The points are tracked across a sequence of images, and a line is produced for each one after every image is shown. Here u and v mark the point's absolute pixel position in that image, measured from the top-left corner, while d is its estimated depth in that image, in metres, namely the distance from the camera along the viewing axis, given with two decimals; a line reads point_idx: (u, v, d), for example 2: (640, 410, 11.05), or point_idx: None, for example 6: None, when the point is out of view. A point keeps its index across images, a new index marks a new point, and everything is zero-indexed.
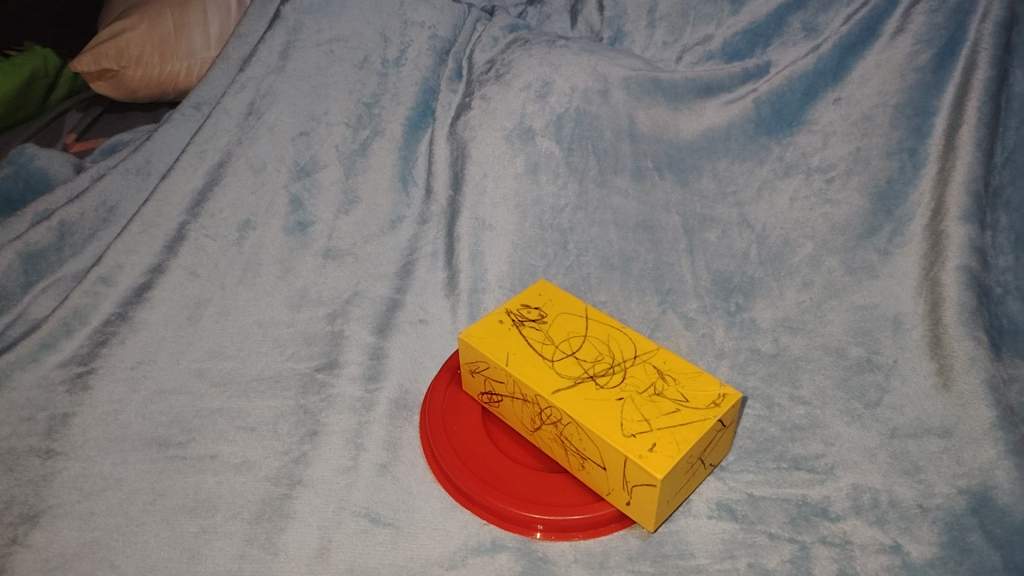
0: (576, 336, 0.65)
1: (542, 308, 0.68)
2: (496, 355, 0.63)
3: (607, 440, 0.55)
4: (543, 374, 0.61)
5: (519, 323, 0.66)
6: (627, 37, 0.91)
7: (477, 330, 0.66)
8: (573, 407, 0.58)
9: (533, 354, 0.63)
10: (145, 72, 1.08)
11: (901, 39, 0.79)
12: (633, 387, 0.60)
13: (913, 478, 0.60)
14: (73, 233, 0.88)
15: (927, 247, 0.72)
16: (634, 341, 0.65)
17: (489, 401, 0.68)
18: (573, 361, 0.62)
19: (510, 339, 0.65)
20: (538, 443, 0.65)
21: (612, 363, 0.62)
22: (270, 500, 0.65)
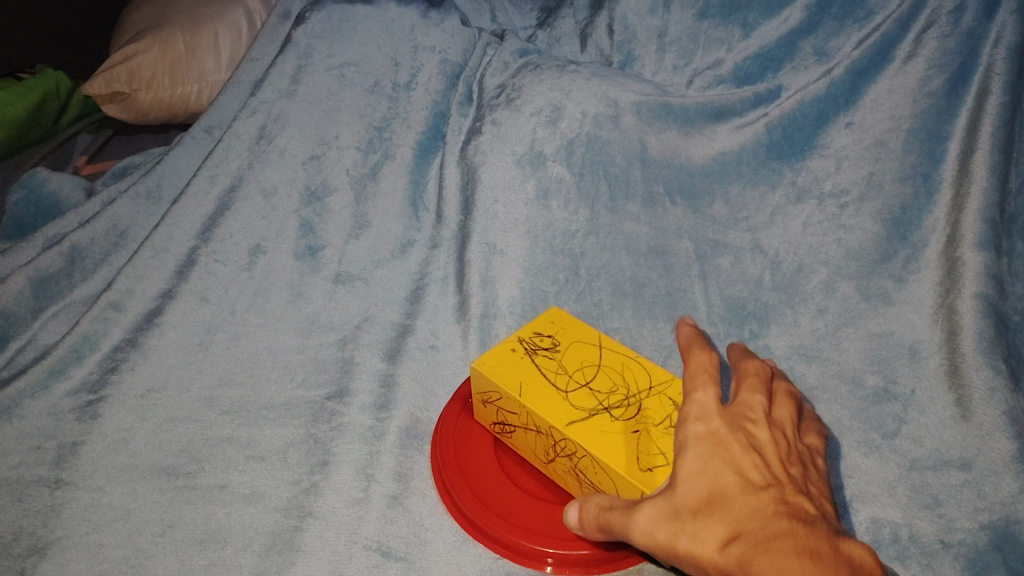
0: (590, 366, 0.65)
1: (555, 336, 0.68)
2: (509, 385, 0.62)
3: (623, 475, 0.55)
4: (557, 406, 0.60)
5: (532, 352, 0.66)
6: (637, 61, 0.91)
7: (489, 359, 0.65)
8: (589, 440, 0.57)
9: (547, 384, 0.62)
10: (157, 95, 1.08)
11: (913, 64, 0.79)
12: (649, 421, 0.59)
13: (933, 512, 0.59)
14: (83, 258, 0.88)
15: (943, 274, 0.72)
16: (649, 373, 0.64)
17: (501, 432, 0.67)
18: (587, 393, 0.62)
19: (523, 368, 0.64)
20: (551, 475, 0.65)
21: (627, 395, 0.62)
22: (279, 532, 0.64)
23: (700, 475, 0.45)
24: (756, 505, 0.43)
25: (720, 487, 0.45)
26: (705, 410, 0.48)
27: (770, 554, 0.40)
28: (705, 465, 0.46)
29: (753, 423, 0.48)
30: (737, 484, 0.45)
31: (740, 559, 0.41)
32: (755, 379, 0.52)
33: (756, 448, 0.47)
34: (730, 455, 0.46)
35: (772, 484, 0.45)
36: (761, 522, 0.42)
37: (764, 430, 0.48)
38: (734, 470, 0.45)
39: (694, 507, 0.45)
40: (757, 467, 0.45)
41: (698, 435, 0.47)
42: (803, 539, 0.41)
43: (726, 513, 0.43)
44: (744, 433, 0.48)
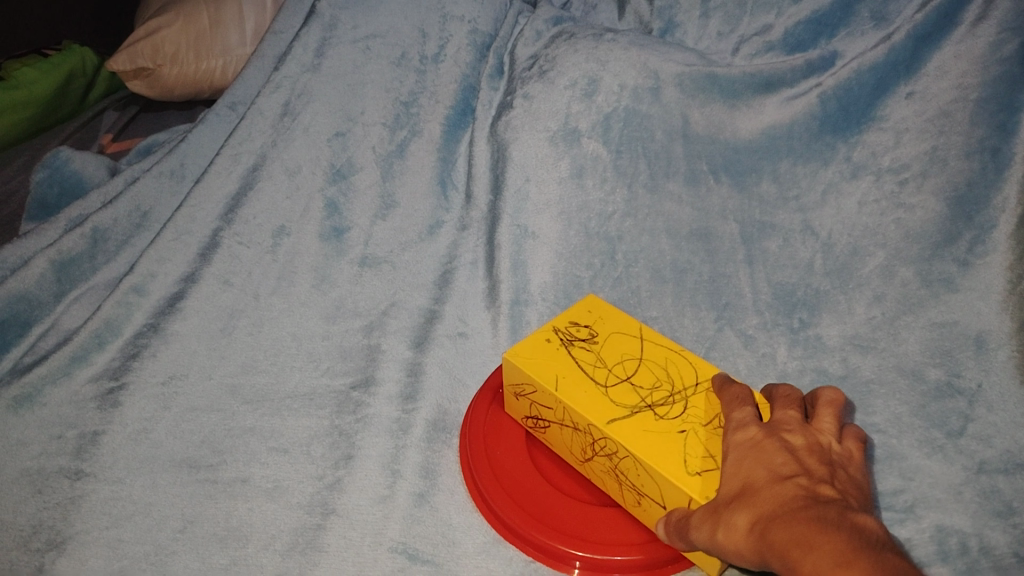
0: (631, 359, 0.61)
1: (593, 327, 0.64)
2: (544, 379, 0.58)
3: (670, 479, 0.51)
4: (597, 402, 0.56)
5: (569, 343, 0.62)
6: (679, 28, 0.86)
7: (521, 350, 0.61)
8: (632, 440, 0.53)
9: (584, 378, 0.59)
10: (181, 71, 1.04)
11: (984, 27, 0.72)
12: (698, 419, 0.55)
13: (1006, 521, 0.54)
14: (105, 239, 0.85)
15: (1014, 259, 0.67)
16: (695, 367, 0.60)
17: (534, 426, 0.64)
18: (628, 388, 0.58)
19: (558, 360, 0.60)
20: (589, 473, 0.61)
21: (672, 391, 0.58)
22: (302, 530, 0.61)
23: (736, 476, 0.45)
24: (780, 485, 0.42)
25: (751, 480, 0.44)
26: (741, 423, 0.49)
27: (784, 522, 0.39)
28: (740, 466, 0.46)
29: (790, 427, 0.47)
30: (765, 475, 0.44)
31: (760, 537, 0.40)
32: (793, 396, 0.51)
33: (792, 444, 0.45)
34: (764, 452, 0.45)
35: (800, 469, 0.43)
36: (779, 499, 0.41)
37: (802, 433, 0.47)
38: (765, 463, 0.44)
39: (730, 500, 0.44)
40: (787, 458, 0.44)
41: (736, 445, 0.48)
42: (816, 507, 0.39)
43: (752, 499, 0.42)
44: (783, 435, 0.47)
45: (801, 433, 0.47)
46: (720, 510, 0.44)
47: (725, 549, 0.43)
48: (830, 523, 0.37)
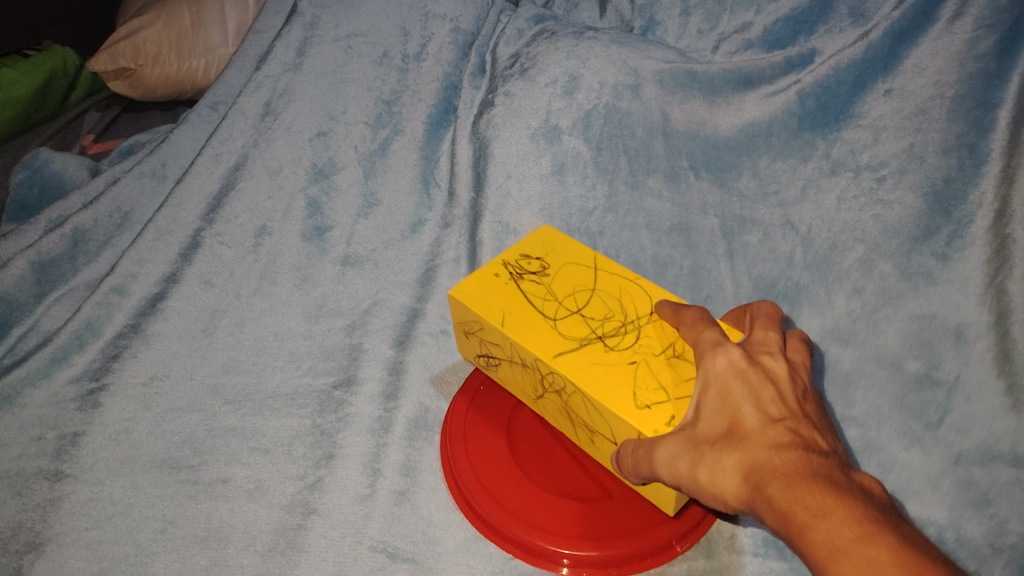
0: (581, 292, 0.62)
1: (544, 261, 0.65)
2: (491, 316, 0.59)
3: (616, 410, 0.51)
4: (545, 336, 0.57)
5: (518, 276, 0.63)
6: (660, 26, 0.86)
7: (467, 287, 0.62)
8: (580, 376, 0.54)
9: (532, 312, 0.59)
10: (163, 71, 1.03)
11: (960, 24, 0.73)
12: (650, 352, 0.56)
13: (982, 512, 0.56)
14: (86, 240, 0.84)
15: (991, 252, 0.66)
16: (648, 297, 0.61)
17: (487, 365, 0.65)
18: (578, 322, 0.59)
19: (507, 296, 0.61)
20: (542, 411, 0.62)
21: (624, 324, 0.59)
22: (283, 530, 0.62)
23: (719, 409, 0.47)
24: (775, 434, 0.44)
25: (739, 419, 0.45)
26: (717, 342, 0.50)
27: (786, 478, 0.41)
28: (724, 396, 0.47)
29: (768, 355, 0.49)
30: (752, 414, 0.45)
31: (754, 488, 0.42)
32: (769, 322, 0.52)
33: (776, 379, 0.47)
34: (750, 385, 0.46)
35: (789, 414, 0.45)
36: (775, 449, 0.43)
37: (782, 363, 0.48)
38: (752, 400, 0.46)
39: (712, 438, 0.46)
40: (774, 398, 0.46)
41: (713, 368, 0.48)
42: (816, 464, 0.41)
43: (743, 442, 0.44)
44: (762, 364, 0.48)
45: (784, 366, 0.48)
46: (702, 443, 0.46)
47: (704, 486, 0.45)
48: (837, 486, 0.40)
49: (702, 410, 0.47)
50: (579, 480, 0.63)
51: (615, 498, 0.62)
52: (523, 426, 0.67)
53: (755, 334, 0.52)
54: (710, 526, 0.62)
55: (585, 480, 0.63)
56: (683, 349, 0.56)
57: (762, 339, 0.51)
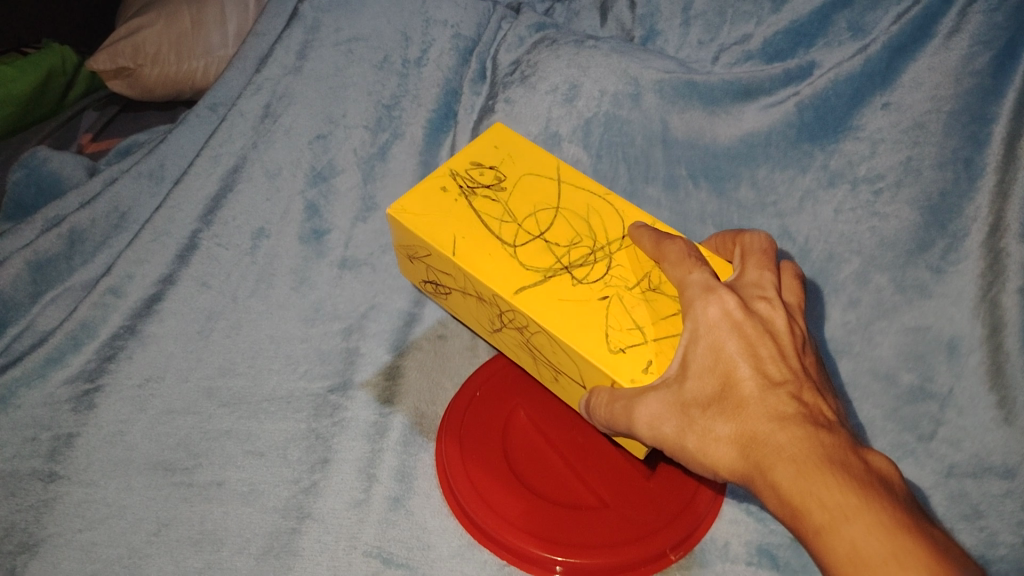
0: (538, 212, 0.63)
1: (498, 172, 0.65)
2: (446, 243, 0.60)
3: (589, 356, 0.54)
4: (506, 268, 0.58)
5: (471, 192, 0.63)
6: (660, 36, 0.85)
7: (414, 207, 0.62)
8: (548, 316, 0.56)
9: (489, 238, 0.60)
10: (162, 72, 0.96)
11: (957, 40, 0.71)
12: (617, 285, 0.58)
13: (973, 524, 0.63)
14: (83, 240, 0.82)
15: (984, 266, 0.68)
16: (607, 220, 0.63)
17: (435, 290, 0.67)
18: (539, 248, 0.60)
19: (462, 218, 0.61)
20: (498, 342, 0.65)
21: (588, 253, 0.61)
22: (278, 534, 0.63)
23: (714, 365, 0.49)
24: (779, 404, 0.47)
25: (738, 382, 0.48)
26: (708, 286, 0.52)
27: (794, 460, 0.44)
28: (720, 351, 0.49)
29: (762, 305, 0.52)
30: (752, 378, 0.48)
31: (760, 468, 0.45)
32: (764, 263, 0.55)
33: (772, 335, 0.50)
34: (750, 347, 0.49)
35: (791, 380, 0.49)
36: (780, 426, 0.46)
37: (779, 311, 0.52)
38: (751, 363, 0.49)
39: (703, 400, 0.49)
40: (773, 358, 0.49)
41: (710, 317, 0.51)
42: (822, 442, 0.45)
43: (744, 409, 0.47)
44: (759, 316, 0.51)
45: (783, 322, 0.51)
46: (699, 404, 0.49)
47: (699, 446, 0.49)
48: (848, 471, 0.43)
49: (693, 361, 0.50)
50: (574, 487, 0.64)
51: (610, 506, 0.63)
52: (519, 431, 0.68)
53: (750, 280, 0.54)
54: (703, 534, 0.64)
55: (580, 487, 0.64)
56: (646, 281, 0.59)
57: (755, 286, 0.54)
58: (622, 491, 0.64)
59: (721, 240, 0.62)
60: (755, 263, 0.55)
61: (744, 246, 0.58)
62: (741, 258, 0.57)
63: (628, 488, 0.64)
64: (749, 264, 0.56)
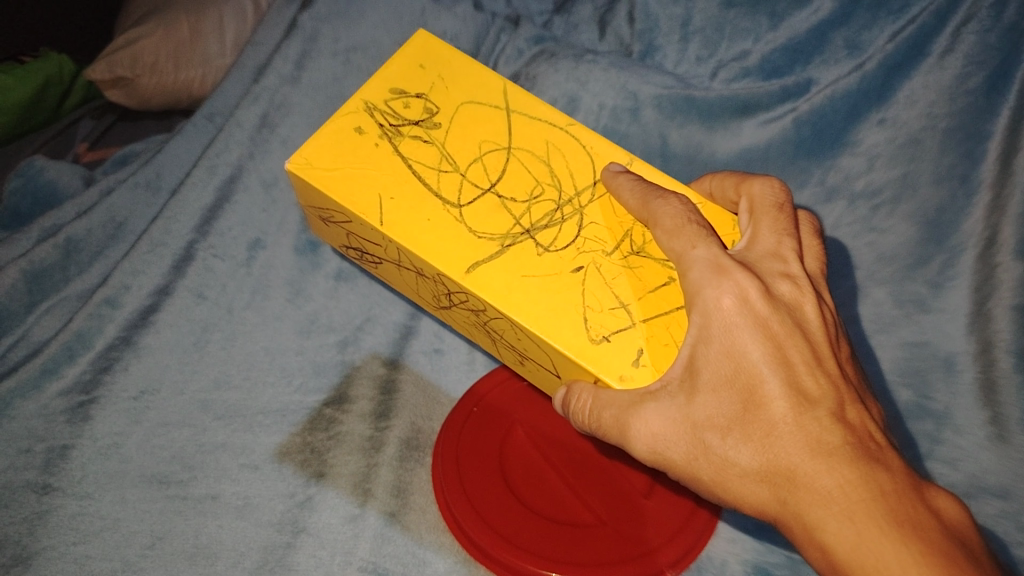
0: (482, 156, 0.61)
1: (433, 105, 0.63)
2: (376, 207, 0.57)
3: (565, 351, 0.53)
4: (455, 237, 0.57)
5: (399, 135, 0.60)
6: (658, 51, 0.84)
7: (323, 161, 0.59)
8: (510, 296, 0.55)
9: (429, 196, 0.58)
10: (159, 82, 0.91)
11: (951, 59, 0.72)
12: (589, 252, 0.58)
13: None
14: (79, 250, 0.78)
15: (978, 282, 0.68)
16: (564, 161, 0.62)
17: (360, 254, 0.65)
18: (492, 208, 0.59)
19: (394, 172, 0.59)
20: (445, 314, 0.65)
21: (551, 210, 0.59)
22: (272, 548, 0.64)
23: (738, 378, 0.50)
24: (823, 434, 0.48)
25: (769, 402, 0.49)
26: (719, 266, 0.52)
27: (853, 519, 0.46)
28: (741, 360, 0.50)
29: (788, 288, 0.53)
30: (785, 399, 0.49)
31: (811, 525, 0.47)
32: (782, 227, 0.56)
33: (802, 332, 0.52)
34: (782, 358, 0.50)
35: (829, 396, 0.50)
36: (827, 462, 0.47)
37: (814, 304, 0.53)
38: (781, 380, 0.49)
39: (721, 426, 0.50)
40: (809, 371, 0.50)
41: (727, 311, 0.51)
42: (878, 491, 0.46)
43: (778, 436, 0.49)
44: (790, 313, 0.52)
45: (812, 309, 0.53)
46: (723, 424, 0.50)
47: (720, 472, 0.50)
48: (910, 534, 0.45)
49: (704, 368, 0.50)
50: (571, 504, 0.65)
51: (608, 525, 0.64)
52: (516, 448, 0.68)
53: (764, 256, 0.55)
54: (703, 548, 0.65)
55: (577, 504, 0.65)
56: (620, 240, 0.58)
57: (774, 262, 0.54)
58: (622, 511, 0.65)
59: (716, 182, 0.61)
60: (770, 229, 0.56)
61: (751, 198, 0.57)
62: (752, 218, 0.57)
63: (627, 507, 0.65)
64: (762, 228, 0.56)
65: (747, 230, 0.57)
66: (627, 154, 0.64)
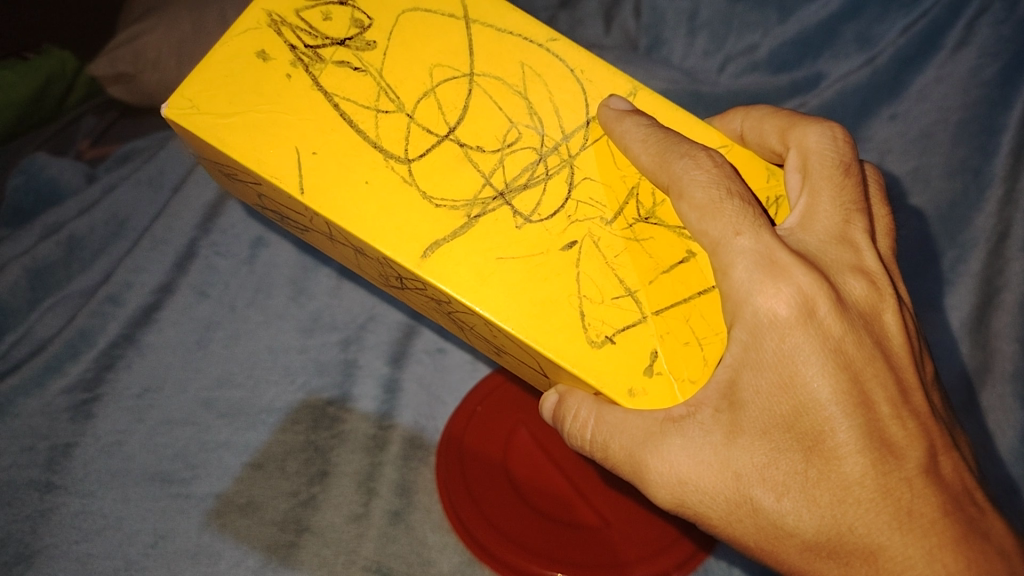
0: (435, 87, 0.54)
1: (370, 20, 0.54)
2: (293, 167, 0.50)
3: (562, 361, 0.49)
4: (406, 206, 0.51)
5: (322, 61, 0.53)
6: (665, 45, 0.82)
7: (213, 105, 0.50)
8: (482, 288, 0.50)
9: (366, 148, 0.51)
10: (162, 78, 0.83)
11: (965, 52, 0.73)
12: (585, 220, 0.52)
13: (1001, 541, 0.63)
14: (82, 246, 0.77)
15: (986, 277, 0.69)
16: (544, 90, 0.55)
17: (272, 208, 0.59)
18: (452, 162, 0.52)
19: (319, 115, 0.51)
20: (397, 289, 0.59)
21: (530, 162, 0.53)
22: (275, 547, 0.64)
23: (801, 419, 0.47)
24: (914, 504, 0.46)
25: (842, 457, 0.46)
26: (773, 262, 0.48)
27: None
28: (803, 397, 0.46)
29: (861, 287, 0.50)
30: (862, 455, 0.46)
31: None
32: (847, 199, 0.52)
33: (882, 351, 0.49)
34: (862, 396, 0.47)
35: (917, 445, 0.48)
36: (923, 546, 0.45)
37: (898, 313, 0.51)
38: (858, 428, 0.46)
39: (784, 481, 0.46)
40: (900, 419, 0.48)
41: (784, 325, 0.47)
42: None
43: (854, 503, 0.46)
44: (872, 331, 0.49)
45: (892, 317, 0.51)
46: (781, 482, 0.46)
47: (773, 539, 0.47)
48: None
49: (751, 404, 0.47)
50: (576, 504, 0.66)
51: (611, 526, 0.66)
52: (522, 449, 0.69)
53: (827, 241, 0.51)
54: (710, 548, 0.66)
55: (582, 504, 0.66)
56: (618, 206, 0.53)
57: (845, 252, 0.51)
58: (628, 512, 0.66)
59: (751, 121, 0.56)
60: (833, 200, 0.52)
61: (805, 150, 0.54)
62: (807, 183, 0.53)
63: (633, 506, 0.66)
64: (824, 197, 0.52)
65: (800, 200, 0.53)
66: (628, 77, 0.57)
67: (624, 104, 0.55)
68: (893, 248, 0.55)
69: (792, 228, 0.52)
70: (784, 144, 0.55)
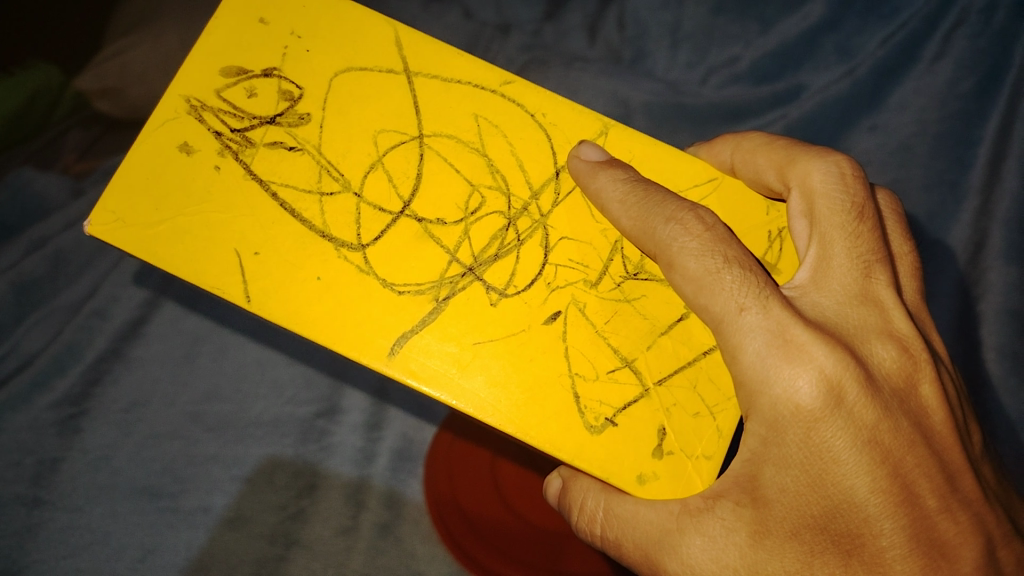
0: (387, 153, 0.54)
1: (303, 83, 0.54)
2: (235, 273, 0.50)
3: (565, 456, 0.51)
4: (365, 295, 0.51)
5: (253, 145, 0.53)
6: (648, 57, 0.82)
7: (136, 213, 0.50)
8: (462, 380, 0.51)
9: (316, 240, 0.52)
10: (150, 90, 0.81)
11: (941, 64, 0.75)
12: (568, 286, 0.54)
13: None
14: (68, 261, 0.76)
15: (961, 285, 0.73)
16: (504, 143, 0.56)
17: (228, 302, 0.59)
18: (413, 238, 0.53)
19: (260, 206, 0.51)
20: None
21: (498, 228, 0.54)
22: (264, 561, 0.66)
23: (835, 519, 0.47)
24: None
25: (887, 563, 0.47)
26: (787, 342, 0.48)
27: None
28: (836, 493, 0.47)
29: (892, 357, 0.50)
30: (909, 558, 0.47)
31: None
32: (864, 253, 0.52)
33: (921, 430, 0.49)
34: (906, 491, 0.48)
35: (972, 544, 0.48)
36: None
37: (937, 391, 0.51)
38: (903, 525, 0.47)
39: None
40: (947, 512, 0.48)
41: (811, 415, 0.47)
42: None
43: None
44: (911, 410, 0.50)
45: (929, 387, 0.50)
46: None
47: None
48: None
49: (777, 502, 0.47)
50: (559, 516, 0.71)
51: None
52: (509, 461, 0.73)
53: (847, 302, 0.51)
54: None
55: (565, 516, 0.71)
56: (602, 266, 0.55)
57: (870, 314, 0.51)
58: None
59: (740, 154, 0.59)
60: (848, 252, 0.52)
61: (810, 189, 0.54)
62: (815, 230, 0.53)
63: None
64: (839, 250, 0.52)
65: (810, 250, 0.53)
66: (599, 115, 0.58)
67: (595, 151, 0.55)
68: (920, 291, 0.55)
69: (804, 286, 0.52)
70: (783, 180, 0.56)
